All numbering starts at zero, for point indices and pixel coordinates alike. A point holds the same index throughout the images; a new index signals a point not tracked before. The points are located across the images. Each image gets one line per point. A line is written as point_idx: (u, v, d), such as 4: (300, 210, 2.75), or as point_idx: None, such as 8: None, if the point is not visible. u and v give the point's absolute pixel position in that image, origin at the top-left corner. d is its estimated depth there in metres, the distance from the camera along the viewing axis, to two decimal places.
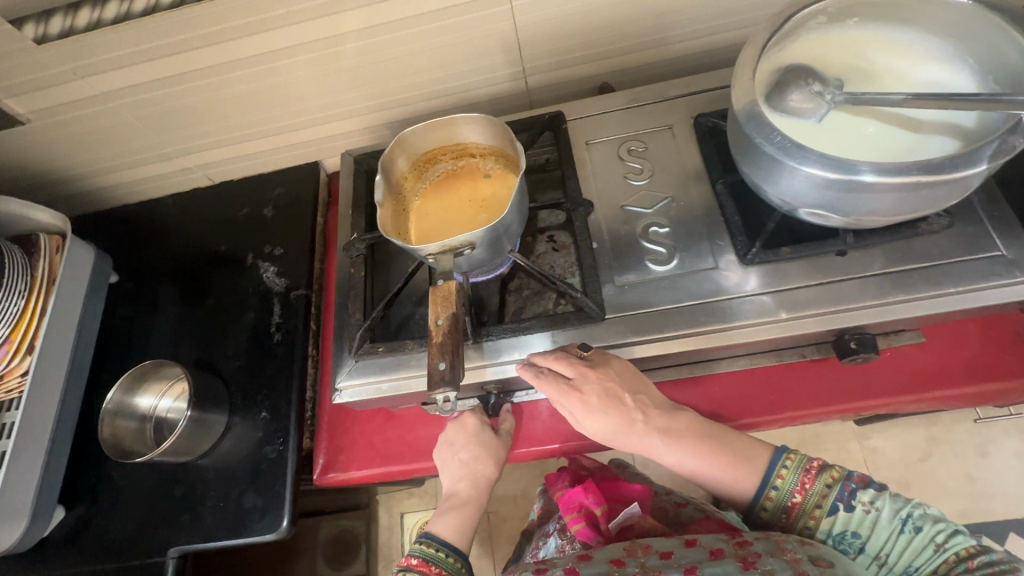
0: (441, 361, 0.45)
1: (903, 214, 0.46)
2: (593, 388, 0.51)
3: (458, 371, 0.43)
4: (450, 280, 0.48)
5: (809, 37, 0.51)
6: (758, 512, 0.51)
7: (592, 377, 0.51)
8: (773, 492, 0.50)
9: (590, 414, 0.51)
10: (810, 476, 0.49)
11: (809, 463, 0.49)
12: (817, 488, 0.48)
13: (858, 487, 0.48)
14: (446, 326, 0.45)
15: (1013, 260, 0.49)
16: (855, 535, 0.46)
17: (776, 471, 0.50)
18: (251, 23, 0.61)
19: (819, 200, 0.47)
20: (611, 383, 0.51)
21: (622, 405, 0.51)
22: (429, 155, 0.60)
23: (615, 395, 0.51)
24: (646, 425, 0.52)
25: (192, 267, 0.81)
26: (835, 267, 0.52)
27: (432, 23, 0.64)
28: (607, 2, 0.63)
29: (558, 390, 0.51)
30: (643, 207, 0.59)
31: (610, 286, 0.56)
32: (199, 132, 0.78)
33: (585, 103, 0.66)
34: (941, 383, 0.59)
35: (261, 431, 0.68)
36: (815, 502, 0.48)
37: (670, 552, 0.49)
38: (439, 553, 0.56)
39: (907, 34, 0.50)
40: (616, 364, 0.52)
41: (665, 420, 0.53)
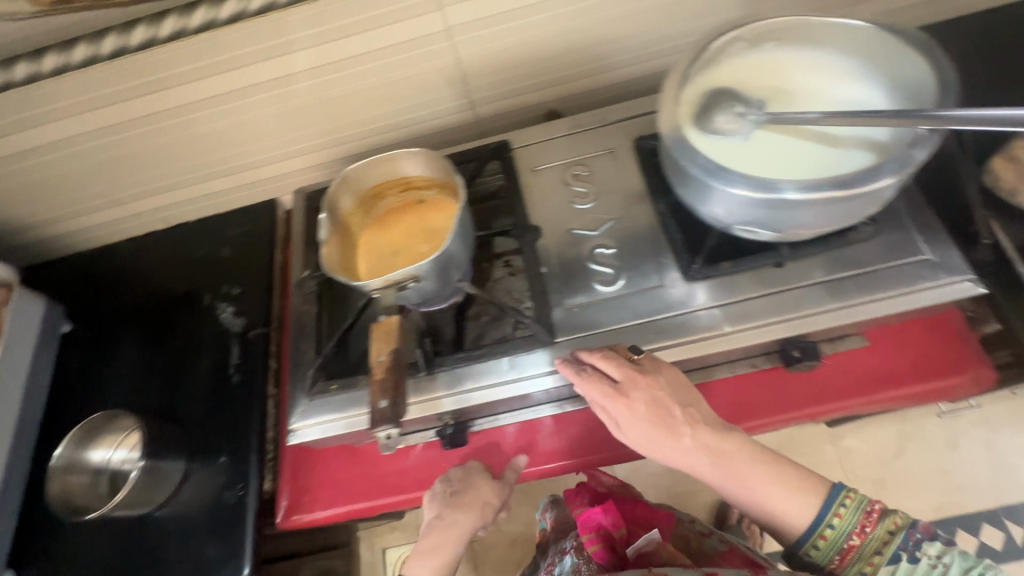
0: (382, 399, 0.44)
1: (825, 227, 0.48)
2: (641, 395, 0.49)
3: (399, 409, 0.43)
4: (394, 316, 0.48)
5: (731, 62, 0.53)
6: (807, 551, 0.50)
7: (642, 382, 0.49)
8: (829, 531, 0.49)
9: (632, 421, 0.49)
10: (872, 521, 0.49)
11: (870, 506, 0.49)
12: (880, 534, 0.48)
13: (924, 538, 0.48)
14: (387, 363, 0.45)
15: (938, 263, 0.51)
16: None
17: (834, 509, 0.49)
18: (196, 68, 0.63)
19: (748, 217, 0.49)
20: (660, 393, 0.50)
21: (669, 415, 0.50)
22: (376, 189, 0.60)
23: (663, 404, 0.49)
24: (693, 442, 0.50)
25: (148, 311, 0.80)
26: (775, 279, 0.53)
27: (376, 61, 0.65)
28: (543, 34, 0.66)
29: (603, 392, 0.50)
30: (590, 230, 0.60)
31: (560, 309, 0.56)
32: (151, 176, 0.77)
33: (529, 131, 0.68)
34: (889, 384, 0.61)
35: (221, 476, 0.67)
36: (876, 547, 0.48)
37: None
38: None
39: (823, 54, 0.52)
40: (666, 373, 0.51)
41: (716, 437, 0.50)
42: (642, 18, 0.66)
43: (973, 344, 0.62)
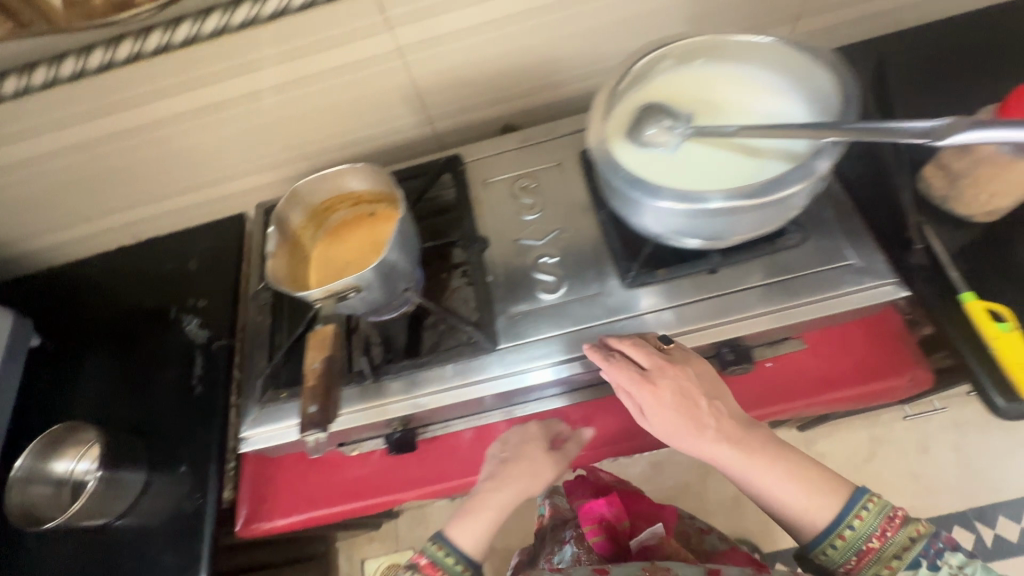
0: (314, 405, 0.45)
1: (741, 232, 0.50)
2: (667, 384, 0.50)
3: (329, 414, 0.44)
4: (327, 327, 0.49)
5: (663, 77, 0.56)
6: (821, 551, 0.49)
7: (669, 371, 0.50)
8: (847, 532, 0.48)
9: (658, 408, 0.50)
10: (893, 525, 0.48)
11: (894, 512, 0.48)
12: (901, 539, 0.48)
13: (945, 548, 0.48)
14: (320, 370, 0.46)
15: (863, 268, 0.53)
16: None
17: (855, 511, 0.49)
18: (156, 89, 0.65)
19: (669, 226, 0.51)
20: (687, 382, 0.50)
21: (695, 407, 0.50)
22: (327, 203, 0.61)
23: (690, 394, 0.50)
24: (717, 434, 0.50)
25: (116, 324, 0.81)
26: (707, 285, 0.55)
27: (331, 80, 0.67)
28: (492, 53, 0.68)
29: (630, 378, 0.51)
30: (536, 240, 0.62)
31: (503, 317, 0.58)
32: (119, 192, 0.79)
33: (481, 145, 0.70)
34: (831, 386, 0.63)
35: (181, 486, 0.68)
36: (895, 551, 0.48)
37: None
38: (448, 557, 0.55)
39: (750, 69, 0.54)
40: (696, 365, 0.52)
41: (740, 432, 0.51)
42: (587, 36, 0.69)
43: (911, 346, 0.63)
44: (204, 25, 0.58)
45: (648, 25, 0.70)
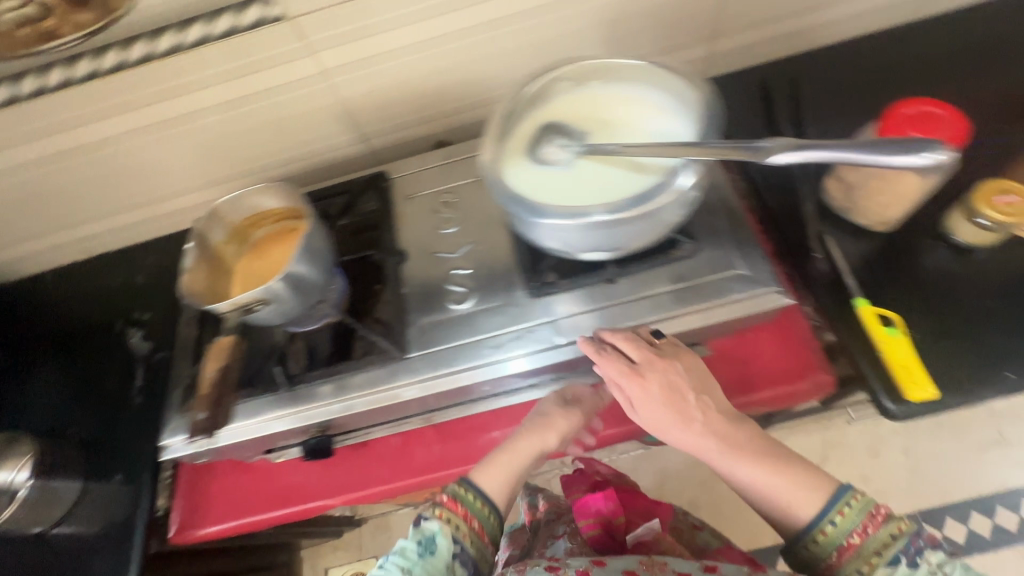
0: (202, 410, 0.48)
1: (619, 245, 0.53)
2: (656, 377, 0.54)
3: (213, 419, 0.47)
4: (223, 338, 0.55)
5: (563, 98, 0.59)
6: (805, 545, 0.50)
7: (657, 365, 0.54)
8: (828, 527, 0.49)
9: (645, 400, 0.54)
10: (874, 522, 0.48)
11: (875, 508, 0.48)
12: (880, 536, 0.47)
13: (926, 546, 0.47)
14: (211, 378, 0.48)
15: (751, 277, 0.56)
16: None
17: (836, 506, 0.49)
18: (92, 112, 0.68)
19: (554, 241, 0.54)
20: (675, 377, 0.54)
21: (682, 399, 0.54)
22: (250, 221, 0.63)
23: (678, 388, 0.54)
24: (703, 427, 0.54)
25: (63, 337, 0.84)
26: (606, 294, 0.59)
27: (262, 100, 0.71)
28: (415, 73, 0.72)
29: (619, 371, 0.54)
30: (450, 252, 0.64)
31: (415, 327, 0.61)
32: (67, 209, 0.82)
33: (407, 161, 0.73)
34: (736, 393, 0.65)
35: (116, 495, 0.70)
36: (876, 548, 0.47)
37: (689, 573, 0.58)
38: (468, 494, 0.58)
39: (645, 90, 0.57)
40: (685, 359, 0.55)
41: (725, 426, 0.54)
42: (506, 56, 0.72)
43: (817, 351, 0.65)
44: (130, 53, 0.61)
45: (567, 46, 0.74)
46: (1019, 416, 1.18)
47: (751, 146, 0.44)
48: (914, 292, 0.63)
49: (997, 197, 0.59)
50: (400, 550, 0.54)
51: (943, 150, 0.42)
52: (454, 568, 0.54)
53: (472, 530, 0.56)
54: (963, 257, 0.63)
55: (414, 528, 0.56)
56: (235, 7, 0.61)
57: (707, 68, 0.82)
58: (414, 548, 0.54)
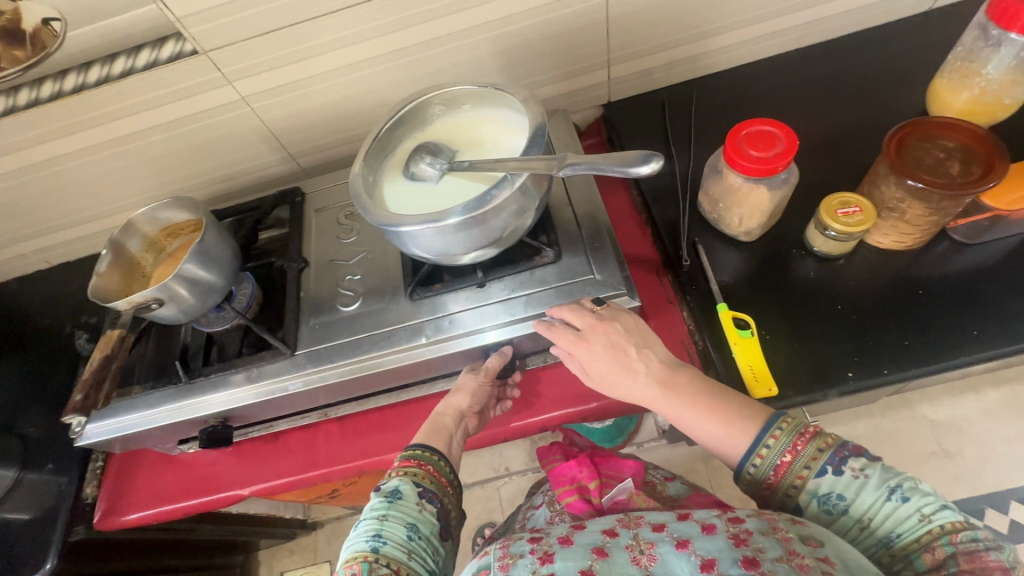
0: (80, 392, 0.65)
1: (470, 249, 0.57)
2: (598, 339, 0.57)
3: (85, 402, 0.64)
4: (116, 333, 0.66)
5: (439, 121, 0.66)
6: (746, 470, 0.52)
7: (598, 328, 0.57)
8: (764, 451, 0.51)
9: (593, 360, 0.57)
10: (803, 440, 0.51)
11: (805, 428, 0.51)
12: (810, 451, 0.50)
13: (850, 455, 0.50)
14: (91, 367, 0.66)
15: (601, 281, 0.62)
16: (840, 497, 0.49)
17: (770, 432, 0.51)
18: (36, 135, 0.75)
19: (414, 249, 0.58)
20: (615, 336, 0.57)
21: (624, 354, 0.56)
22: (168, 231, 0.70)
23: (619, 345, 0.57)
24: (647, 377, 0.56)
25: (17, 339, 0.91)
26: (476, 296, 0.64)
27: (195, 123, 0.78)
28: (329, 101, 0.79)
29: (566, 339, 0.58)
30: (346, 260, 0.71)
31: (307, 327, 0.67)
32: (27, 222, 0.90)
33: (321, 179, 0.81)
34: (597, 397, 0.67)
35: (48, 483, 0.77)
36: (805, 463, 0.50)
37: (662, 525, 0.53)
38: (416, 451, 0.58)
39: (507, 112, 0.63)
40: (622, 320, 0.58)
41: (665, 372, 0.56)
42: (412, 84, 0.80)
43: (692, 355, 0.67)
44: (65, 83, 0.70)
45: (471, 72, 0.81)
46: (959, 428, 1.18)
47: (557, 156, 0.50)
48: (779, 298, 0.67)
49: (840, 209, 0.64)
50: (367, 511, 0.53)
51: (660, 158, 0.47)
52: (424, 506, 0.54)
53: (429, 472, 0.56)
54: (825, 266, 0.68)
55: (375, 493, 0.54)
56: (154, 44, 0.69)
57: (609, 91, 0.89)
58: (381, 503, 0.53)
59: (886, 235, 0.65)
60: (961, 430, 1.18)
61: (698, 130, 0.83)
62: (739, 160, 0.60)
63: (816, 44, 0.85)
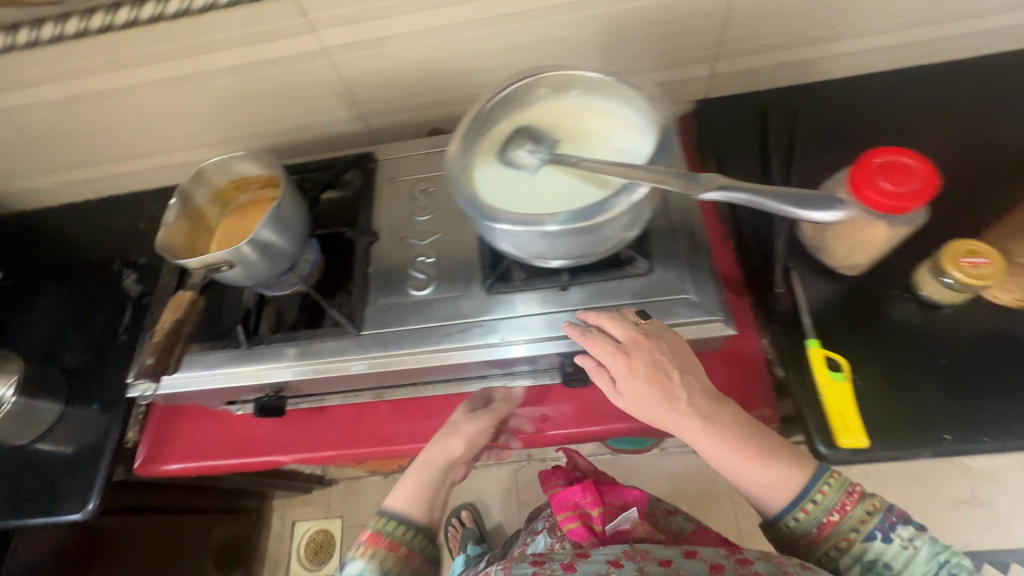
0: (150, 357, 0.62)
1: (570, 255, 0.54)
2: (641, 356, 0.52)
3: (159, 365, 0.61)
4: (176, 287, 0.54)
5: (541, 104, 0.60)
6: (785, 523, 0.51)
7: (643, 345, 0.53)
8: (809, 506, 0.50)
9: (631, 380, 0.52)
10: (851, 500, 0.50)
11: (852, 487, 0.50)
12: (857, 513, 0.49)
13: (899, 521, 0.49)
14: (165, 330, 0.63)
15: (697, 302, 0.57)
16: (886, 566, 0.49)
17: (818, 486, 0.50)
18: (107, 61, 0.72)
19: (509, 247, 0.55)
20: (660, 356, 0.52)
21: (667, 379, 0.52)
22: (235, 183, 0.67)
23: (662, 367, 0.52)
24: (688, 407, 0.51)
25: (67, 269, 0.89)
26: (557, 300, 0.60)
27: (272, 69, 0.74)
28: (412, 60, 0.74)
29: (605, 350, 0.53)
30: (419, 239, 0.67)
31: (373, 305, 0.64)
32: (82, 150, 0.86)
33: (393, 146, 0.76)
34: None
35: (91, 422, 0.76)
36: (852, 525, 0.49)
37: (670, 560, 0.51)
38: (390, 524, 0.56)
39: (620, 105, 0.58)
40: (669, 340, 0.54)
41: (709, 405, 0.52)
42: (505, 54, 0.74)
43: (766, 380, 0.67)
44: (141, 11, 0.65)
45: (568, 50, 0.74)
46: (997, 480, 1.16)
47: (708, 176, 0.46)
48: (873, 340, 0.63)
49: (964, 257, 0.59)
50: None
51: (840, 208, 0.46)
52: None
53: (400, 556, 0.55)
54: (929, 313, 0.63)
55: None
56: None
57: (707, 87, 0.82)
58: None
59: (1006, 291, 0.60)
60: (999, 482, 1.16)
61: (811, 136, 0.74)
62: (867, 190, 0.55)
63: (945, 62, 0.77)
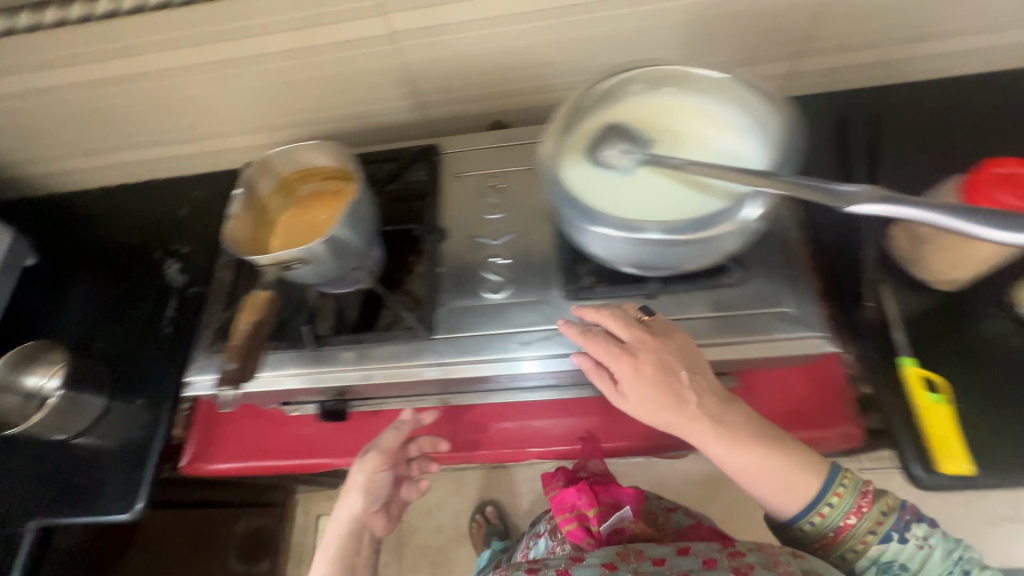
0: (232, 361, 0.49)
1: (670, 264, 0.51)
2: (649, 357, 0.51)
3: (245, 371, 0.49)
4: (261, 292, 0.53)
5: (631, 100, 0.56)
6: (804, 526, 0.56)
7: (650, 345, 0.52)
8: (826, 510, 0.55)
9: (638, 381, 0.51)
10: (868, 502, 0.55)
11: (865, 488, 0.55)
12: (873, 514, 0.55)
13: (912, 519, 0.55)
14: (246, 332, 0.50)
15: (798, 317, 0.54)
16: (902, 565, 0.54)
17: (834, 489, 0.55)
18: (163, 39, 0.69)
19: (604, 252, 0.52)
20: (669, 356, 0.51)
21: (676, 380, 0.51)
22: (298, 173, 0.63)
23: (671, 368, 0.51)
24: (698, 409, 0.52)
25: (106, 257, 0.86)
26: (645, 309, 0.57)
27: (336, 53, 0.70)
28: (482, 48, 0.70)
29: (609, 350, 0.52)
30: (491, 239, 0.64)
31: (446, 308, 0.61)
32: (125, 132, 0.83)
33: (459, 139, 0.72)
34: None
35: (137, 418, 0.73)
36: (868, 527, 0.55)
37: (663, 559, 0.60)
38: None
39: (719, 104, 0.55)
40: (675, 338, 0.53)
41: (717, 406, 0.53)
42: (580, 45, 0.70)
43: (850, 399, 0.65)
44: None
45: (645, 44, 0.71)
46: None
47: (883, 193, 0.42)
48: (972, 360, 0.59)
49: None
50: None
51: None
52: None
53: None
54: None
55: None
56: None
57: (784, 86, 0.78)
58: None
59: None
60: None
61: (899, 142, 0.71)
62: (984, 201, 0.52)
63: None
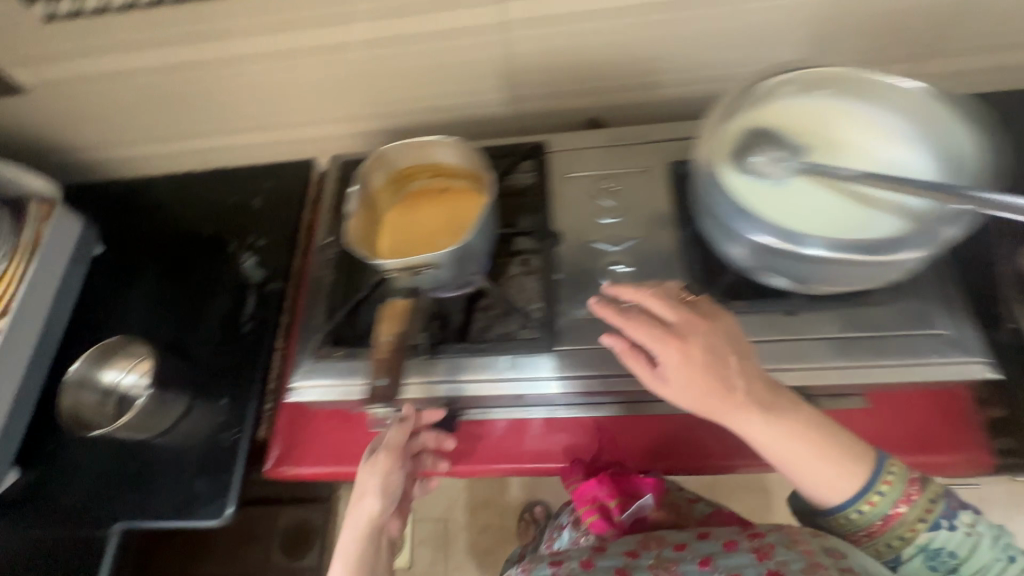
0: (382, 377, 0.50)
1: (830, 282, 0.48)
2: (698, 341, 0.44)
3: (390, 388, 0.50)
4: (402, 299, 0.54)
5: (786, 100, 0.53)
6: (845, 514, 0.46)
7: (699, 327, 0.45)
8: (875, 498, 0.45)
9: (686, 368, 0.43)
10: (916, 488, 0.45)
11: (913, 474, 0.46)
12: (923, 502, 0.45)
13: (960, 507, 0.45)
14: (390, 344, 0.51)
15: (955, 339, 0.51)
16: (951, 554, 0.45)
17: (882, 476, 0.45)
18: (254, 23, 0.65)
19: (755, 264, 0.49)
20: (716, 341, 0.44)
21: (726, 367, 0.44)
22: (408, 170, 0.61)
23: (719, 351, 0.44)
24: (747, 396, 0.44)
25: (178, 247, 0.82)
26: (788, 326, 0.54)
27: (439, 42, 0.66)
28: (595, 40, 0.66)
29: (654, 332, 0.45)
30: (610, 245, 0.61)
31: (566, 317, 0.58)
32: (202, 119, 0.79)
33: (566, 137, 0.69)
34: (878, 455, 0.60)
35: (221, 418, 0.70)
36: (918, 516, 0.45)
37: (684, 544, 0.52)
38: None
39: (880, 111, 0.52)
40: (721, 321, 0.46)
41: (769, 393, 0.44)
42: (700, 40, 0.66)
43: (977, 426, 0.61)
44: None
45: (769, 41, 0.67)
46: None
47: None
48: None
49: None
50: None
51: None
52: None
53: None
54: None
55: None
56: None
57: None
58: None
59: None
60: None
61: None
62: None
63: None
